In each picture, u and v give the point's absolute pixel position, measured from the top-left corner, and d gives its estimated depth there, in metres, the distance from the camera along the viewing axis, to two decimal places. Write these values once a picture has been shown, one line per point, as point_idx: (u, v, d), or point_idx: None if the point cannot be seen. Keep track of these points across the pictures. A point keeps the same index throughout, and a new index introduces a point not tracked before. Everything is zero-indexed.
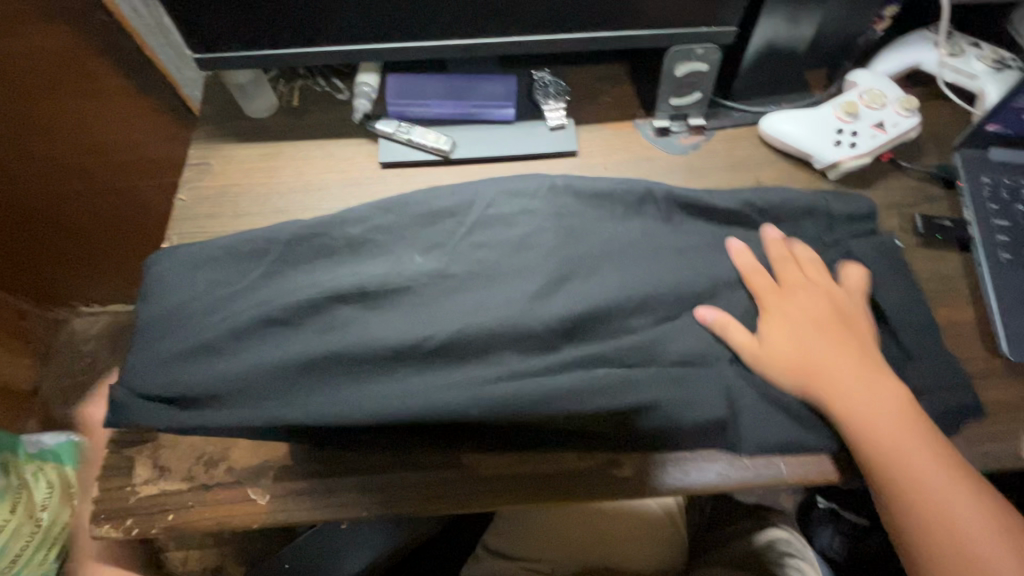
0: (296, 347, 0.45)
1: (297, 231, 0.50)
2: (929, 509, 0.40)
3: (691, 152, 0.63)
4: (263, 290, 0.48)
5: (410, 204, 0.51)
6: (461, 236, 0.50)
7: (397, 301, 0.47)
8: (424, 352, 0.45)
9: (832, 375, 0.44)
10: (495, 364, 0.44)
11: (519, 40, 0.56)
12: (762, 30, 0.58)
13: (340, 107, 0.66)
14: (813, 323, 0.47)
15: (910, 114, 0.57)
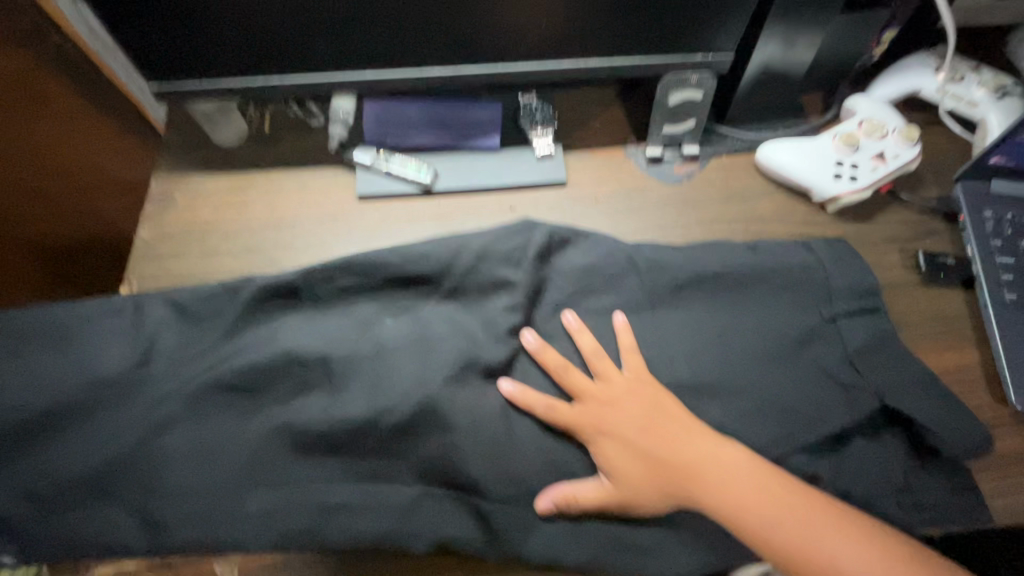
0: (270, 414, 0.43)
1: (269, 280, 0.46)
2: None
3: (684, 182, 0.60)
4: (232, 349, 0.45)
5: (376, 258, 0.47)
6: (437, 300, 0.48)
7: (372, 362, 0.44)
8: (404, 417, 0.42)
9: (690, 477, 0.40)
10: (481, 427, 0.42)
11: (504, 67, 0.53)
12: (759, 55, 0.55)
13: (314, 134, 0.62)
14: (636, 424, 0.42)
15: (912, 145, 0.55)
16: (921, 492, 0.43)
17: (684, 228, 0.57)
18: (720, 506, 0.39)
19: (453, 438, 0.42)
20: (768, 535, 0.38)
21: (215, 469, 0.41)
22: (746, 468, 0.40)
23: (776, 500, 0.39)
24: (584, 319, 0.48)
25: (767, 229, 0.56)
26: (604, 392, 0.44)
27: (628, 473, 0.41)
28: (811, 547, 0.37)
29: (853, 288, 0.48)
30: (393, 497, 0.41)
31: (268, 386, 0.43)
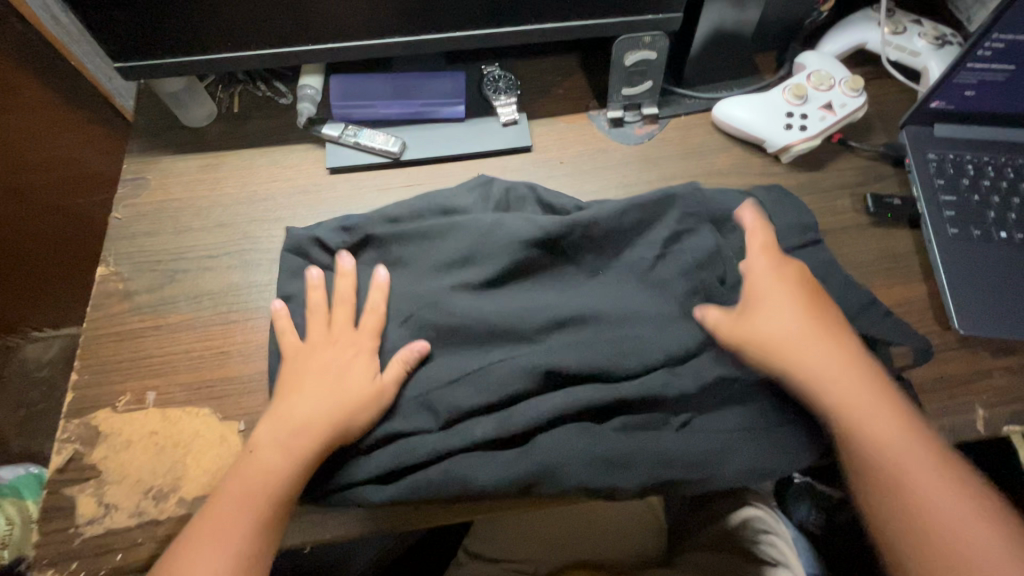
0: (444, 346, 0.46)
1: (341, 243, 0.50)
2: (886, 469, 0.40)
3: (645, 142, 0.62)
4: (404, 297, 0.48)
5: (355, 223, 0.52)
6: (408, 253, 0.50)
7: (523, 300, 0.47)
8: (579, 338, 0.44)
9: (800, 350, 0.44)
10: (637, 350, 0.44)
11: (464, 36, 0.55)
12: (708, 14, 0.57)
13: (279, 112, 0.63)
14: (329, 343, 0.46)
15: (857, 95, 0.58)
16: None
17: (647, 185, 0.59)
18: (814, 374, 0.43)
19: (625, 356, 0.44)
20: (850, 406, 0.42)
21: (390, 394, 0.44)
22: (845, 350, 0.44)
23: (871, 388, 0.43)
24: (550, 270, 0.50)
25: (727, 182, 0.59)
26: (332, 318, 0.47)
27: (335, 335, 0.46)
28: (880, 431, 0.41)
29: (795, 240, 0.51)
30: (541, 402, 0.43)
31: (436, 323, 0.46)
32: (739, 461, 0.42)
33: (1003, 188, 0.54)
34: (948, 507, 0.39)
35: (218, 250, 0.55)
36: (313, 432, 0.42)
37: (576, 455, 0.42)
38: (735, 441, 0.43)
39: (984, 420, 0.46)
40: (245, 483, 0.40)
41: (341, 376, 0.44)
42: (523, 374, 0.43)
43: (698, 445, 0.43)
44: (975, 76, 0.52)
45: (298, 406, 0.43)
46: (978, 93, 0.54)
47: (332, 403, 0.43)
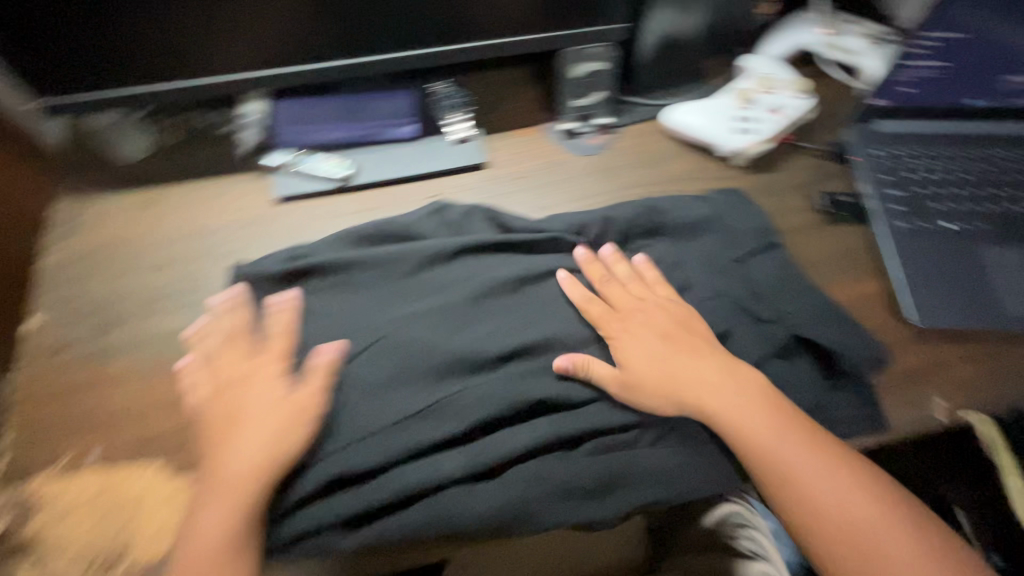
0: (403, 375, 0.43)
1: (298, 274, 0.48)
2: (814, 492, 0.39)
3: (599, 153, 0.62)
4: (365, 326, 0.46)
5: (305, 253, 0.50)
6: (362, 283, 0.48)
7: (488, 326, 0.46)
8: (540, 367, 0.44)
9: (688, 378, 0.44)
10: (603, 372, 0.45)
11: (408, 56, 0.54)
12: (655, 21, 0.58)
13: (222, 143, 0.61)
14: (237, 381, 0.44)
15: (804, 97, 0.59)
16: (841, 411, 0.45)
17: (605, 196, 0.59)
18: (705, 404, 0.43)
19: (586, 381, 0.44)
20: (767, 453, 0.41)
21: (353, 433, 0.41)
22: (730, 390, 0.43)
23: (774, 411, 0.42)
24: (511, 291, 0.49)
25: (684, 188, 0.59)
26: (234, 357, 0.45)
27: (239, 372, 0.44)
28: (789, 459, 0.40)
29: (751, 247, 0.51)
30: (512, 436, 0.41)
31: (401, 353, 0.44)
32: (715, 476, 0.42)
33: (944, 181, 0.55)
34: (864, 513, 0.39)
35: (163, 292, 0.52)
36: (245, 476, 0.39)
37: (551, 484, 0.40)
38: (708, 457, 0.43)
39: (946, 410, 0.47)
40: (198, 542, 0.37)
41: (281, 413, 0.41)
42: (495, 403, 0.42)
43: (674, 460, 0.42)
44: (915, 74, 0.53)
45: (225, 455, 0.40)
46: (919, 90, 0.55)
47: (275, 446, 0.40)
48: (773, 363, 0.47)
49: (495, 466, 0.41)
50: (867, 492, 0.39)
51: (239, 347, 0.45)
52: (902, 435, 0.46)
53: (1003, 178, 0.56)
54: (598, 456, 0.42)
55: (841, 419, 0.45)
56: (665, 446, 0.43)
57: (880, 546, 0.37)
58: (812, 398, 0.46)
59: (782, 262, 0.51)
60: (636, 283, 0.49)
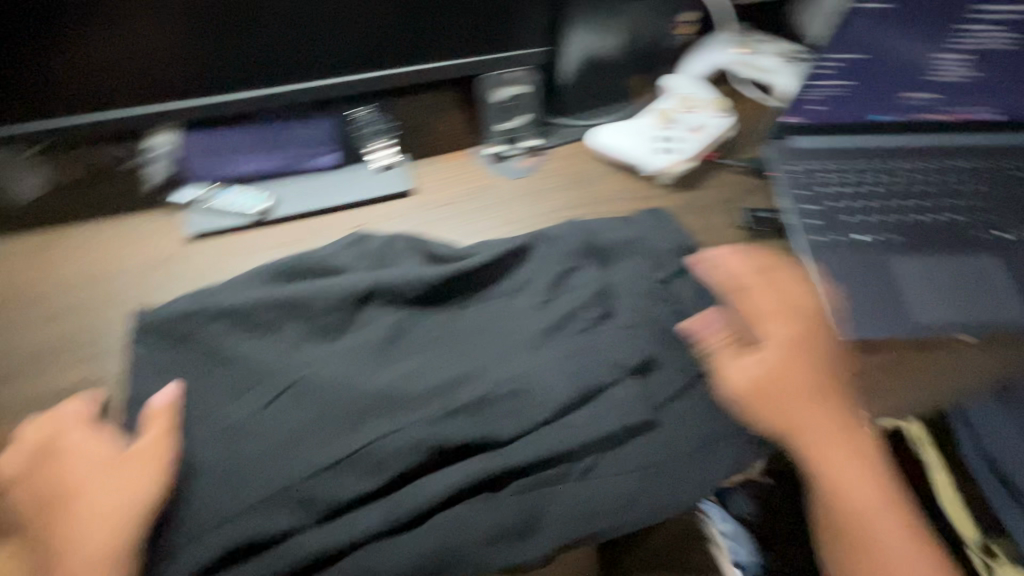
0: (321, 422, 0.42)
1: (200, 321, 0.45)
2: (868, 515, 0.40)
3: (528, 175, 0.61)
4: (272, 374, 0.44)
5: (212, 293, 0.47)
6: (275, 324, 0.46)
7: (411, 365, 0.45)
8: (463, 404, 0.43)
9: (794, 381, 0.43)
10: (527, 408, 0.44)
11: (320, 84, 0.52)
12: (576, 43, 0.59)
13: (127, 177, 0.57)
14: (67, 448, 0.40)
15: (724, 115, 0.60)
16: None
17: (534, 219, 0.58)
18: (782, 413, 0.42)
19: (504, 418, 0.43)
20: (825, 455, 0.41)
21: (255, 495, 0.39)
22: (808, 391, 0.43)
23: (847, 433, 0.42)
24: (434, 324, 0.48)
25: (611, 209, 0.59)
26: (61, 427, 0.42)
27: (68, 440, 0.41)
28: (846, 479, 0.41)
29: (674, 268, 0.52)
30: (433, 480, 0.40)
31: (311, 402, 0.43)
32: (643, 504, 0.41)
33: (857, 194, 0.57)
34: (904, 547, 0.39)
35: (59, 344, 0.49)
36: (98, 543, 0.36)
37: (475, 529, 0.39)
38: (637, 487, 0.42)
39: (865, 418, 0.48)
40: None
41: (150, 475, 0.39)
42: (410, 450, 0.41)
43: (603, 494, 0.41)
44: (822, 92, 0.55)
45: (72, 527, 0.37)
46: (831, 107, 0.57)
47: (133, 509, 0.37)
48: (701, 382, 0.46)
49: (416, 515, 0.39)
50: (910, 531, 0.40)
51: (68, 416, 0.42)
52: None
53: (911, 190, 0.58)
54: (521, 494, 0.41)
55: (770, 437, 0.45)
56: (591, 478, 0.42)
57: (881, 540, 0.39)
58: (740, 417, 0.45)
59: (706, 280, 0.51)
60: (558, 309, 0.49)
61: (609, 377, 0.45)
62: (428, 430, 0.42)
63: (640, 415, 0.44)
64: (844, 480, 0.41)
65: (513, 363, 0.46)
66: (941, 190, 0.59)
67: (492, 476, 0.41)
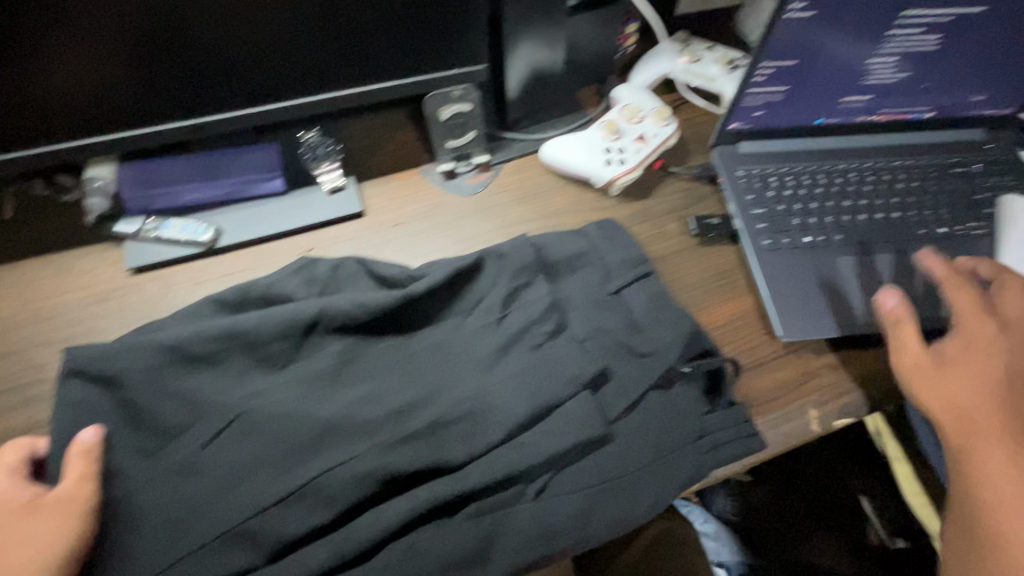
0: (267, 458, 0.41)
1: (137, 359, 0.43)
2: (990, 514, 0.39)
3: (481, 191, 0.61)
4: (215, 409, 0.43)
5: (156, 329, 0.46)
6: (218, 358, 0.44)
7: (362, 390, 0.45)
8: (416, 430, 0.42)
9: (971, 364, 0.45)
10: (480, 430, 0.43)
11: (259, 111, 0.51)
12: (521, 56, 0.59)
13: (66, 212, 0.56)
14: None
15: (666, 123, 0.61)
16: (722, 435, 0.45)
17: (487, 235, 0.58)
18: (952, 394, 0.44)
19: (458, 441, 0.43)
20: (964, 446, 0.42)
21: (199, 537, 0.38)
22: (999, 373, 0.44)
23: (984, 428, 0.42)
24: (384, 348, 0.47)
25: (563, 222, 0.59)
26: None
27: None
28: (978, 474, 0.41)
29: (624, 279, 0.52)
30: (385, 511, 0.40)
31: (258, 435, 0.42)
32: (598, 521, 0.41)
33: (802, 195, 0.58)
34: None
35: None
36: None
37: (427, 558, 0.39)
38: (590, 503, 0.42)
39: (817, 419, 0.49)
40: None
41: (68, 526, 0.37)
42: (361, 481, 0.40)
43: (559, 512, 0.41)
44: (760, 98, 0.56)
45: None
46: (766, 112, 0.57)
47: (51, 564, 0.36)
48: (654, 393, 0.46)
49: (366, 549, 0.39)
50: None
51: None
52: (780, 450, 0.47)
53: (855, 189, 0.59)
54: (474, 518, 0.40)
55: (725, 443, 0.45)
56: (544, 497, 0.42)
57: (1007, 544, 0.38)
58: (693, 426, 0.45)
59: (657, 289, 0.52)
60: (509, 326, 0.48)
61: (562, 393, 0.45)
62: (379, 459, 0.41)
63: (594, 430, 0.43)
64: (984, 474, 0.41)
65: (465, 385, 0.45)
66: (884, 188, 0.60)
67: (445, 502, 0.41)
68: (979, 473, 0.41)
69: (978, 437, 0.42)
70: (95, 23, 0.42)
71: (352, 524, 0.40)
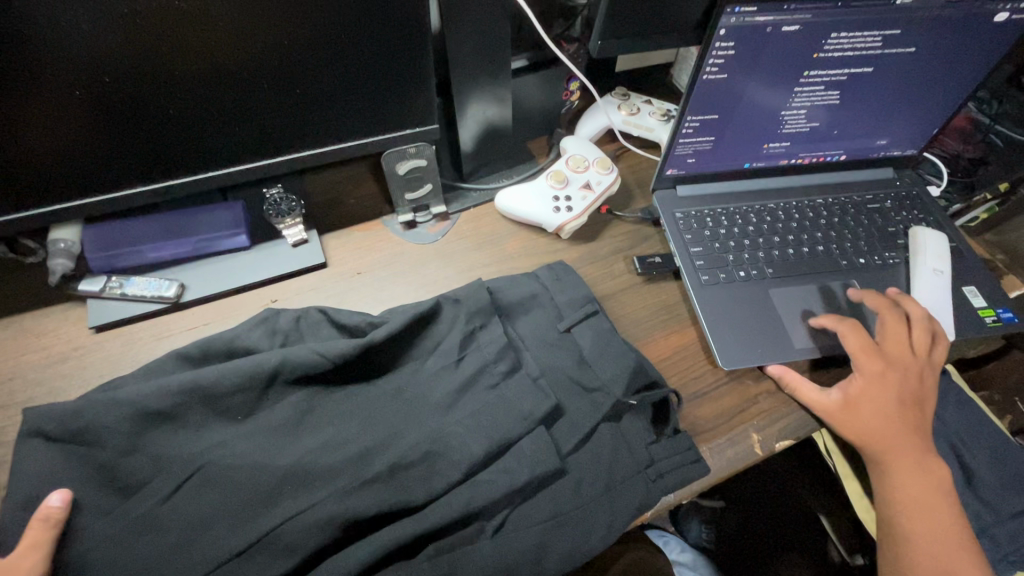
0: (228, 511, 0.42)
1: (96, 417, 0.44)
2: (905, 519, 0.49)
3: (439, 239, 0.64)
4: (173, 466, 0.43)
5: (117, 386, 0.47)
6: (179, 412, 0.45)
7: (323, 437, 0.46)
8: (376, 474, 0.44)
9: (871, 393, 0.53)
10: (439, 471, 0.45)
11: (223, 172, 0.54)
12: (471, 114, 0.64)
13: (32, 276, 0.57)
14: None
15: (609, 172, 0.66)
16: (669, 462, 0.48)
17: (445, 280, 0.61)
18: (857, 422, 0.51)
19: (417, 483, 0.44)
20: (879, 464, 0.51)
21: None
22: (893, 405, 0.52)
23: (889, 445, 0.51)
24: (346, 396, 0.49)
25: (516, 265, 0.63)
26: None
27: None
28: (892, 489, 0.50)
29: (574, 317, 0.55)
30: (346, 556, 0.41)
31: (219, 487, 0.43)
32: (555, 554, 0.43)
33: (735, 233, 0.63)
34: (938, 546, 0.47)
35: None
36: None
37: None
38: (547, 537, 0.43)
39: (759, 441, 0.52)
40: None
41: None
42: (322, 528, 0.41)
43: (516, 548, 0.43)
44: (690, 147, 0.61)
45: None
46: (698, 159, 0.63)
47: None
48: (605, 426, 0.49)
49: None
50: (945, 531, 0.48)
51: None
52: (725, 474, 0.50)
53: (784, 226, 0.65)
54: (433, 558, 0.42)
55: (673, 470, 0.48)
56: (502, 534, 0.43)
57: (920, 541, 0.48)
58: (642, 456, 0.48)
59: (604, 326, 0.55)
60: (466, 368, 0.51)
61: (516, 430, 0.47)
62: (339, 505, 0.42)
63: (547, 465, 0.46)
64: (898, 487, 0.50)
65: (421, 429, 0.47)
66: (809, 224, 0.66)
67: (405, 544, 0.42)
68: (896, 494, 0.50)
69: (890, 465, 0.50)
70: (67, 101, 0.45)
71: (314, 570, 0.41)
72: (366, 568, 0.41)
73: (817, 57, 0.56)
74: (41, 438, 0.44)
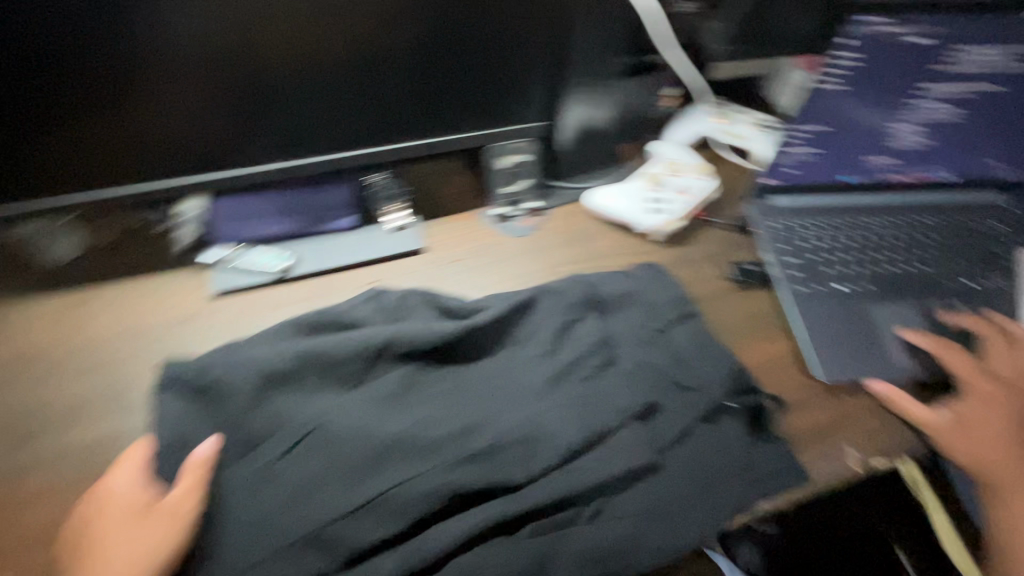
0: (341, 470, 0.44)
1: (226, 373, 0.47)
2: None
3: (530, 233, 0.66)
4: (290, 424, 0.46)
5: (239, 347, 0.51)
6: (297, 375, 0.48)
7: (428, 412, 0.48)
8: (478, 450, 0.46)
9: (980, 414, 0.51)
10: (538, 453, 0.46)
11: (344, 156, 0.58)
12: (570, 115, 0.66)
13: (158, 241, 0.62)
14: (90, 505, 0.43)
15: (705, 180, 0.68)
16: (765, 467, 0.47)
17: (536, 274, 0.63)
18: (967, 439, 0.50)
19: (517, 462, 0.46)
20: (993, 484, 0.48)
21: (280, 541, 0.41)
22: (1003, 430, 0.50)
23: (1002, 465, 0.48)
24: (447, 374, 0.51)
25: (606, 263, 0.63)
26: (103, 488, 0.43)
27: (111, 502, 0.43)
28: (1010, 510, 0.46)
29: (667, 318, 0.56)
30: (450, 524, 0.42)
31: (333, 447, 0.45)
32: (651, 546, 0.43)
33: (833, 247, 0.63)
34: None
35: (92, 399, 0.51)
36: None
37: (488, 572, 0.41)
38: (643, 528, 0.44)
39: (856, 457, 0.50)
40: None
41: (166, 525, 0.41)
42: (428, 495, 0.43)
43: (613, 535, 0.43)
44: (792, 157, 0.62)
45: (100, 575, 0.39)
46: (800, 171, 0.63)
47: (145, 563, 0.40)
48: (700, 427, 0.49)
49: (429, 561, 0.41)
50: None
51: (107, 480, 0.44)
52: (823, 487, 0.48)
53: (884, 244, 0.64)
54: (532, 537, 0.43)
55: (769, 476, 0.47)
56: (599, 520, 0.44)
57: None
58: (737, 458, 0.48)
59: (698, 329, 0.55)
60: (562, 357, 0.52)
61: (613, 421, 0.48)
62: (445, 475, 0.44)
63: (643, 457, 0.46)
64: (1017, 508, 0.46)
65: (520, 411, 0.48)
66: (910, 243, 0.64)
67: (506, 519, 0.43)
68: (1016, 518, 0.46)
69: (1006, 487, 0.47)
70: (223, 75, 0.50)
71: (420, 535, 0.42)
72: (468, 537, 0.42)
73: (934, 72, 0.55)
74: (177, 388, 0.47)
